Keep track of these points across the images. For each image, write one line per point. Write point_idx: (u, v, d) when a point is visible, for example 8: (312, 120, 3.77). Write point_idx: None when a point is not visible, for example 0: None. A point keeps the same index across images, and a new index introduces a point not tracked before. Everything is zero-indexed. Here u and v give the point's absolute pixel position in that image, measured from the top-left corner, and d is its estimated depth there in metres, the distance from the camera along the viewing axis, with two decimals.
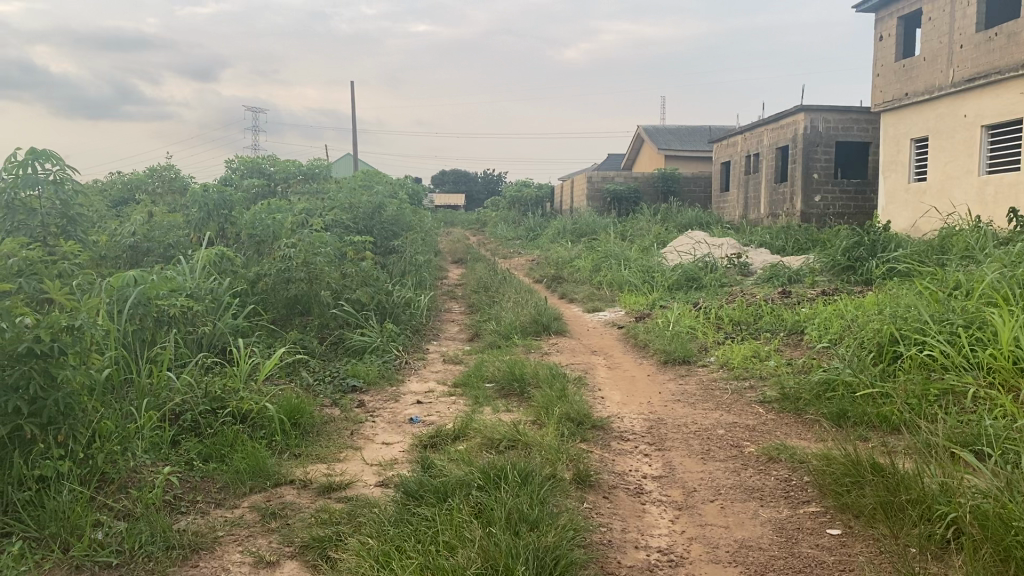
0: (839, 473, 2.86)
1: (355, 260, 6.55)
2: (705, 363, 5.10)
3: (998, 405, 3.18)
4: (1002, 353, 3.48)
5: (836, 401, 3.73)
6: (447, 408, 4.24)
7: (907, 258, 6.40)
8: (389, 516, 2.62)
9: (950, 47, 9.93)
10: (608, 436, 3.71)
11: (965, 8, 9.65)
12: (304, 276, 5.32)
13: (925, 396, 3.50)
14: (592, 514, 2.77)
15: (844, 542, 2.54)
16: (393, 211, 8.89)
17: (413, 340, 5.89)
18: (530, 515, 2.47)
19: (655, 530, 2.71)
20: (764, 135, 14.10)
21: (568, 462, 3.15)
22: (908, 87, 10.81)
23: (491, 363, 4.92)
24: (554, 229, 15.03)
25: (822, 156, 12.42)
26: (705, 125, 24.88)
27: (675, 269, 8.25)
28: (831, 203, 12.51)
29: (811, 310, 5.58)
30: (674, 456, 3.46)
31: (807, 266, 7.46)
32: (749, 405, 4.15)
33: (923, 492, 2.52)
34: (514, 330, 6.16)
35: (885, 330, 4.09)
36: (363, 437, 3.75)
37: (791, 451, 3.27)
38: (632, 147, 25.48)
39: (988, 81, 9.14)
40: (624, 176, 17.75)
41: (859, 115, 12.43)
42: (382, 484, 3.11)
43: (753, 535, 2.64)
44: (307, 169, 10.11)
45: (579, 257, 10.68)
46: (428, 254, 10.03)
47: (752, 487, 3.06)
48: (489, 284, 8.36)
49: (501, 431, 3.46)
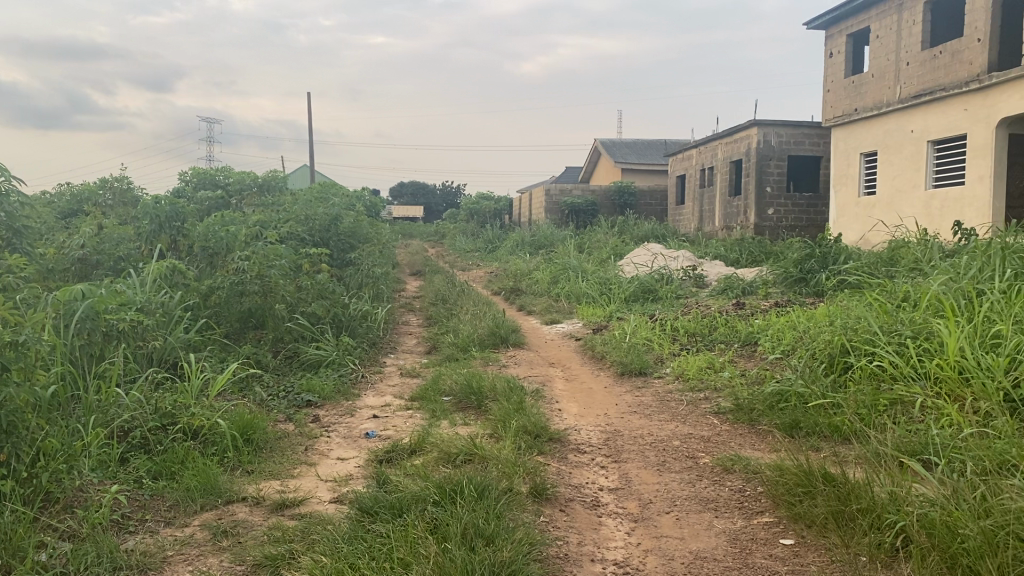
0: (791, 484, 2.90)
1: (311, 273, 6.47)
2: (662, 375, 5.13)
3: (944, 415, 3.25)
4: (949, 363, 3.54)
5: (789, 412, 3.78)
6: (404, 423, 4.19)
7: (856, 270, 6.50)
8: (343, 533, 2.59)
9: (897, 64, 10.17)
10: (565, 449, 3.71)
11: (912, 26, 9.88)
12: (258, 289, 5.22)
13: (875, 405, 3.56)
14: (549, 528, 2.76)
15: (797, 552, 2.56)
16: (351, 223, 8.78)
17: (369, 353, 5.83)
18: (486, 530, 2.46)
19: (612, 543, 2.71)
20: (717, 149, 14.32)
21: (524, 475, 3.14)
22: (857, 103, 11.05)
23: (447, 376, 4.88)
24: (513, 241, 15.00)
25: (774, 169, 12.65)
26: (660, 139, 25.16)
27: (632, 282, 8.28)
28: (783, 216, 12.71)
29: (764, 322, 5.63)
30: (631, 468, 3.47)
31: (761, 278, 7.58)
32: (704, 416, 4.20)
33: (873, 500, 2.57)
34: (471, 342, 6.13)
35: (837, 341, 4.16)
36: (318, 453, 3.71)
37: (745, 462, 3.31)
38: (589, 160, 25.69)
39: (934, 98, 9.39)
40: (582, 189, 17.79)
41: (810, 129, 12.68)
42: (337, 500, 3.08)
43: (708, 547, 2.66)
44: (262, 182, 9.96)
45: (537, 270, 10.67)
46: (385, 267, 9.94)
47: (707, 498, 3.08)
48: (447, 296, 8.30)
49: (457, 445, 3.43)
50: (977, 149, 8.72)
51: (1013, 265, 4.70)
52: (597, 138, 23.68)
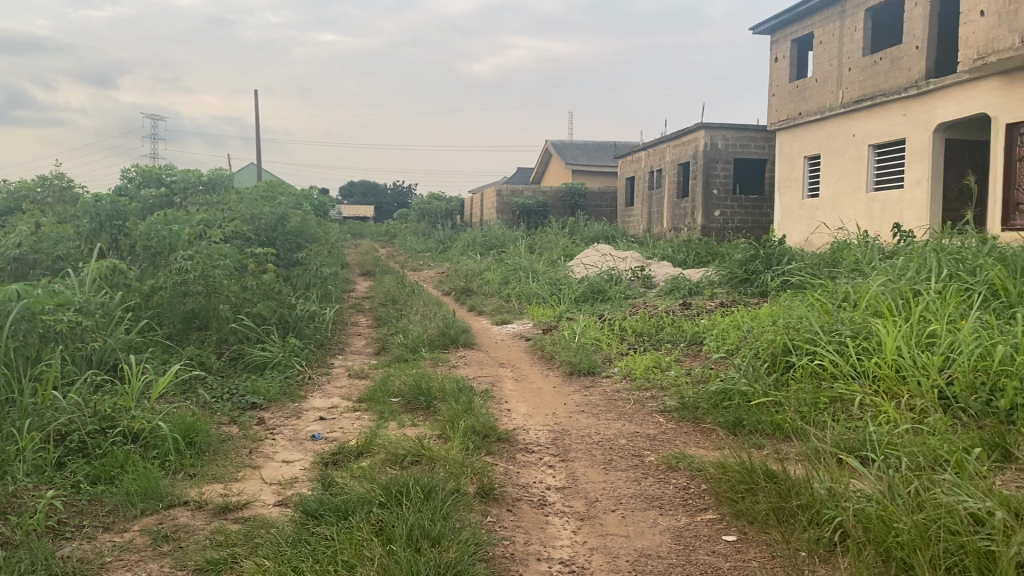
0: (733, 481, 2.95)
1: (257, 273, 6.37)
2: (610, 375, 5.17)
3: (881, 412, 3.33)
4: (887, 362, 3.63)
5: (732, 410, 3.84)
6: (351, 424, 4.15)
7: (799, 271, 6.63)
8: (286, 536, 2.55)
9: (839, 70, 10.39)
10: (512, 449, 3.72)
11: (854, 33, 10.10)
12: (202, 289, 5.13)
13: (816, 404, 3.64)
14: (496, 528, 2.76)
15: (739, 548, 2.61)
16: (298, 222, 8.67)
17: (316, 354, 5.77)
18: (431, 531, 2.45)
19: (558, 542, 2.72)
20: (666, 152, 14.49)
21: (472, 475, 3.13)
22: (800, 107, 11.27)
23: (396, 377, 4.85)
24: (464, 241, 14.98)
25: (721, 172, 12.84)
26: (610, 141, 25.37)
27: (582, 282, 8.34)
28: (730, 218, 12.91)
29: (710, 322, 5.71)
30: (578, 466, 3.49)
31: (708, 278, 7.69)
32: (650, 414, 4.24)
33: (812, 497, 2.63)
34: (421, 342, 6.10)
35: (779, 341, 4.24)
36: (263, 456, 3.66)
37: (689, 459, 3.36)
38: (540, 161, 25.81)
39: (874, 103, 9.62)
40: (533, 189, 17.81)
41: (755, 133, 12.91)
42: (281, 503, 3.04)
43: (652, 544, 2.69)
44: (208, 180, 9.78)
45: (488, 270, 10.67)
46: (334, 267, 9.85)
47: (652, 496, 3.12)
48: (397, 297, 8.26)
49: (405, 446, 3.41)
50: (916, 154, 8.96)
51: (947, 266, 4.84)
52: (548, 139, 23.77)
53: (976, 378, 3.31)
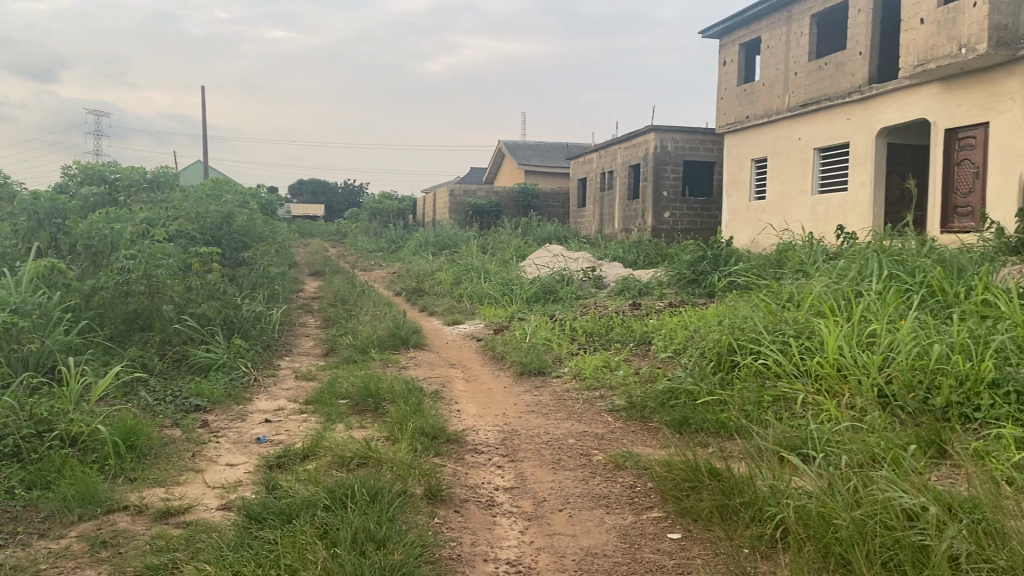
0: (678, 478, 2.99)
1: (202, 272, 6.25)
2: (560, 374, 5.19)
3: (822, 410, 3.40)
4: (828, 360, 3.70)
5: (678, 409, 3.89)
6: (298, 426, 4.11)
7: (745, 272, 6.74)
8: (228, 540, 2.51)
9: (786, 74, 10.57)
10: (461, 449, 3.71)
11: (800, 38, 10.29)
12: (145, 289, 5.02)
13: (759, 402, 3.69)
14: (443, 530, 2.75)
15: (684, 545, 2.64)
16: (245, 221, 8.54)
17: (263, 355, 5.68)
18: (377, 533, 2.43)
19: (505, 542, 2.72)
20: (617, 153, 14.61)
21: (419, 476, 3.11)
22: (748, 111, 11.45)
23: (344, 379, 4.80)
24: (416, 241, 14.90)
25: (671, 174, 12.98)
26: (562, 143, 25.49)
27: (533, 282, 8.36)
28: (679, 220, 13.07)
29: (658, 322, 5.77)
30: (526, 466, 3.50)
31: (657, 279, 7.78)
32: (599, 414, 4.27)
33: (754, 494, 2.67)
34: (370, 343, 6.06)
35: (724, 341, 4.30)
36: (206, 459, 3.59)
37: (636, 458, 3.39)
38: (493, 161, 25.84)
39: (819, 107, 9.81)
40: (486, 189, 17.75)
41: (704, 135, 13.10)
42: (225, 506, 2.99)
43: (599, 543, 2.71)
44: (152, 177, 9.58)
45: (440, 270, 10.64)
46: (282, 266, 9.72)
47: (599, 494, 3.13)
48: (347, 297, 8.19)
49: (352, 448, 3.38)
50: (860, 157, 9.17)
51: (888, 267, 4.96)
52: (501, 139, 23.79)
53: (914, 376, 3.40)
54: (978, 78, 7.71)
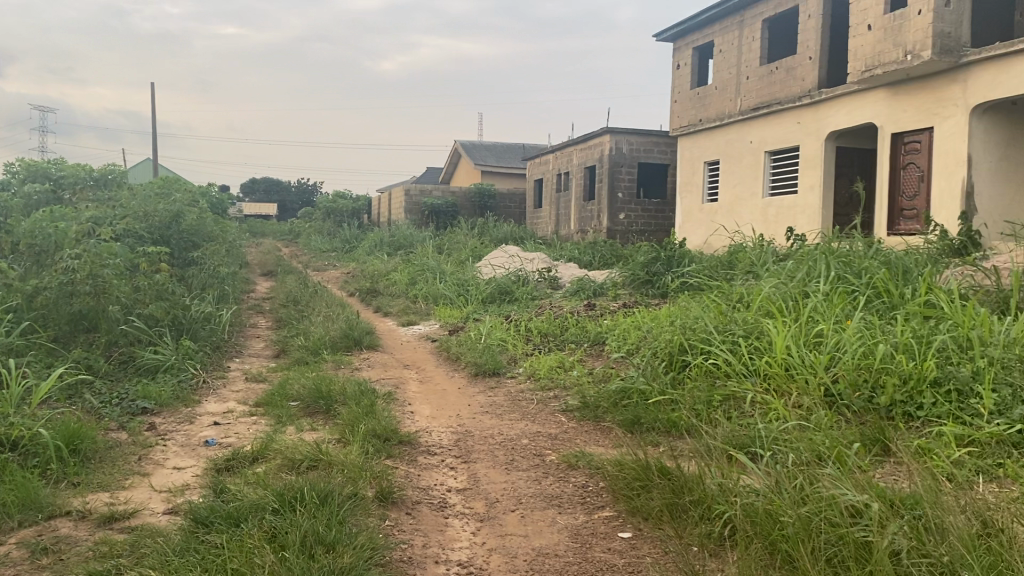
0: (629, 478, 3.01)
1: (150, 273, 6.13)
2: (514, 375, 5.20)
3: (771, 408, 3.46)
4: (776, 360, 3.76)
5: (631, 408, 3.92)
6: (248, 429, 4.05)
7: (698, 273, 6.82)
8: (174, 545, 2.46)
9: (738, 78, 10.72)
10: (414, 451, 3.69)
11: (751, 42, 10.44)
12: (90, 289, 4.91)
13: (710, 401, 3.74)
14: (394, 532, 2.73)
15: (634, 544, 2.67)
16: (194, 220, 8.40)
17: (212, 357, 5.59)
18: (326, 536, 2.41)
19: (457, 544, 2.72)
20: (573, 155, 14.68)
21: (370, 479, 3.08)
22: (701, 114, 11.59)
23: (295, 380, 4.75)
24: (371, 241, 14.80)
25: (626, 176, 13.08)
26: (519, 143, 25.56)
27: (489, 282, 8.37)
28: (634, 221, 13.17)
29: (612, 322, 5.81)
30: (479, 467, 3.50)
31: (612, 280, 7.83)
32: (553, 414, 4.28)
33: (703, 493, 2.71)
34: (323, 344, 6.00)
35: (676, 341, 4.35)
36: (153, 462, 3.53)
37: (588, 457, 3.41)
38: (449, 161, 25.80)
39: (770, 111, 9.97)
40: (442, 190, 17.67)
41: (658, 138, 13.25)
42: (171, 511, 2.93)
43: (551, 543, 2.71)
44: (98, 175, 9.37)
45: (395, 271, 10.59)
46: (233, 267, 9.58)
47: (552, 494, 3.14)
48: (299, 297, 8.11)
49: (302, 451, 3.34)
50: (809, 160, 9.34)
51: (835, 268, 5.06)
52: (457, 140, 23.76)
53: (859, 375, 3.47)
54: (923, 84, 7.91)
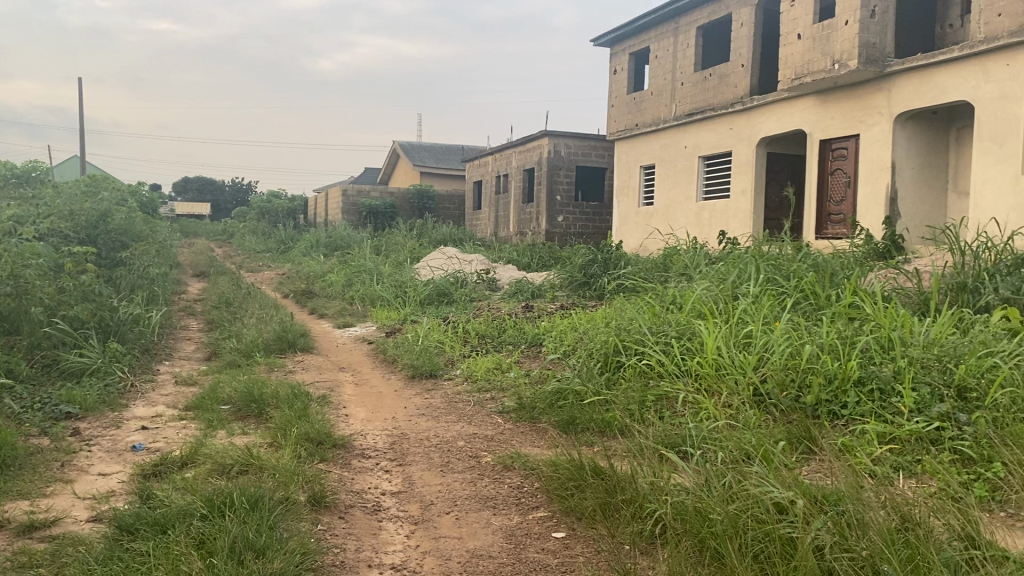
0: (563, 478, 3.05)
1: (75, 274, 5.95)
2: (451, 377, 5.20)
3: (702, 408, 3.53)
4: (708, 360, 3.84)
5: (566, 409, 3.96)
6: (177, 433, 3.96)
7: (633, 275, 6.92)
8: (97, 553, 2.40)
9: (673, 84, 10.90)
10: (348, 454, 3.66)
11: (686, 49, 10.62)
12: (10, 290, 4.74)
13: (643, 401, 3.80)
14: (326, 536, 2.71)
15: (567, 544, 2.69)
16: (122, 220, 8.19)
17: (141, 360, 5.45)
18: (257, 542, 2.37)
19: (390, 547, 2.70)
20: (512, 157, 14.73)
21: (302, 483, 3.04)
22: (637, 119, 11.75)
23: (227, 384, 4.67)
24: (307, 242, 14.61)
25: (564, 179, 13.18)
26: (458, 145, 25.55)
27: (427, 284, 8.34)
28: (572, 224, 13.27)
29: (550, 324, 5.85)
30: (414, 469, 3.49)
31: (550, 282, 7.88)
32: (489, 416, 4.29)
33: (635, 492, 2.76)
34: (256, 347, 5.90)
35: (611, 342, 4.41)
36: (76, 469, 3.42)
37: (524, 459, 3.43)
38: (387, 162, 25.65)
39: (704, 116, 10.15)
40: (380, 191, 17.54)
41: (596, 142, 13.39)
42: (96, 518, 2.85)
43: (485, 544, 2.72)
44: (21, 173, 9.07)
45: (331, 272, 10.47)
46: (164, 267, 9.37)
47: (486, 496, 3.15)
48: (232, 299, 7.96)
49: (232, 455, 3.28)
50: (741, 166, 9.55)
51: (765, 271, 5.18)
52: (396, 141, 23.63)
53: (786, 375, 3.56)
54: (849, 92, 8.15)
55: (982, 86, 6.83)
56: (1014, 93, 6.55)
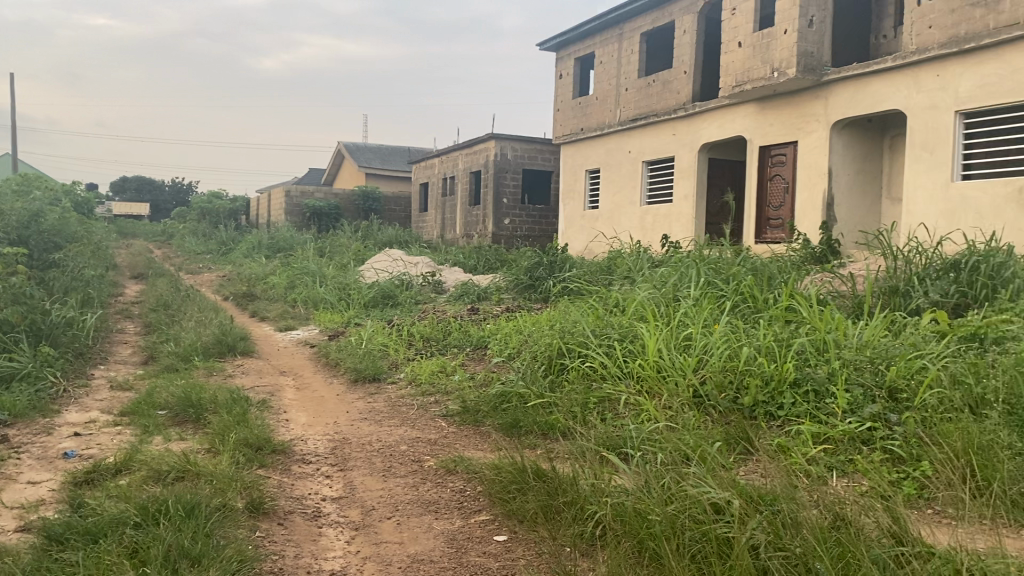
0: (505, 481, 3.06)
1: (4, 276, 5.77)
2: (395, 381, 5.17)
3: (643, 410, 3.57)
4: (649, 362, 3.89)
5: (510, 412, 3.97)
6: (111, 440, 3.87)
7: (578, 278, 6.97)
8: (25, 564, 2.33)
9: (617, 89, 11.01)
10: (288, 460, 3.61)
11: (630, 55, 10.74)
12: None
13: (586, 404, 3.84)
14: (264, 543, 2.67)
15: (509, 547, 2.70)
16: (55, 220, 7.96)
17: (75, 364, 5.30)
18: (192, 550, 2.33)
19: (330, 553, 2.68)
20: (458, 159, 14.72)
21: (240, 489, 3.00)
22: (582, 123, 11.84)
23: (164, 388, 4.57)
24: (249, 243, 14.38)
25: (511, 182, 13.22)
26: (404, 147, 25.44)
27: (371, 287, 8.28)
28: (519, 226, 13.31)
29: (495, 326, 5.86)
30: (356, 475, 3.46)
31: (495, 284, 7.89)
32: (433, 419, 4.28)
33: (577, 494, 2.78)
34: (195, 350, 5.78)
35: (554, 345, 4.43)
36: (4, 478, 3.31)
37: (467, 462, 3.43)
38: (332, 163, 25.40)
39: (648, 122, 10.28)
40: (324, 192, 17.35)
41: (542, 145, 13.46)
42: (24, 528, 2.77)
43: (426, 549, 2.71)
44: None
45: (273, 274, 10.32)
46: (99, 269, 9.13)
47: (429, 500, 3.14)
48: (170, 301, 7.79)
49: (169, 462, 3.22)
50: (684, 171, 9.69)
51: (706, 274, 5.26)
52: (340, 141, 23.42)
53: (725, 377, 3.62)
54: (788, 100, 8.34)
55: (914, 96, 7.05)
56: (944, 103, 6.78)
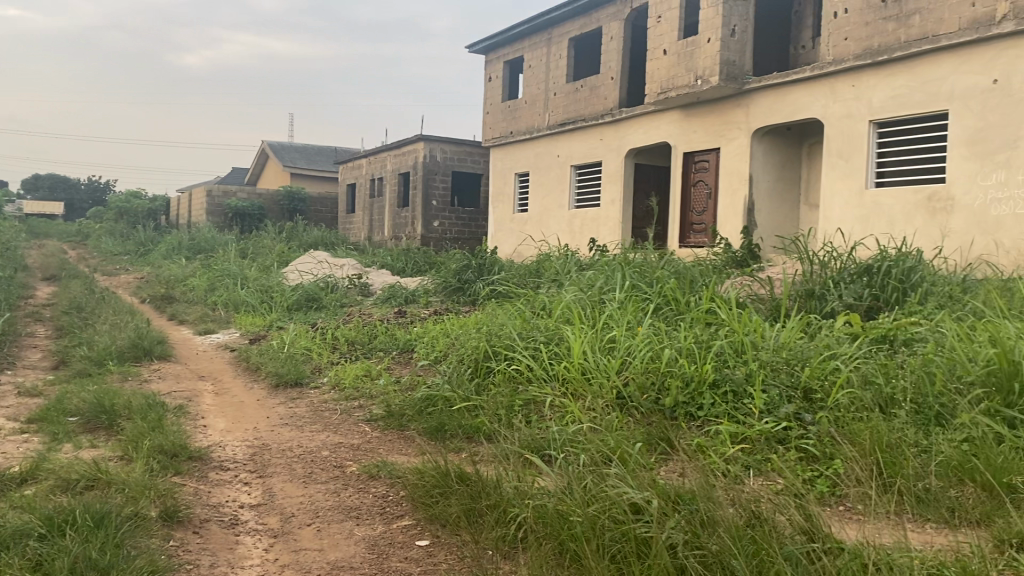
0: (428, 486, 3.04)
1: None
2: (318, 385, 5.09)
3: (567, 412, 3.60)
4: (574, 365, 3.92)
5: (435, 415, 3.96)
6: (16, 448, 3.70)
7: (505, 281, 6.98)
8: None
9: (546, 93, 11.08)
10: (205, 467, 3.52)
11: (559, 60, 10.83)
12: None
13: (511, 406, 3.85)
14: (178, 552, 2.60)
15: (431, 551, 2.68)
16: None
17: None
18: (100, 561, 2.25)
19: (247, 562, 2.62)
20: (387, 161, 14.61)
21: (154, 497, 2.91)
22: (511, 126, 11.88)
23: (74, 394, 4.40)
24: (169, 244, 13.98)
25: (440, 184, 13.18)
26: (332, 147, 25.11)
27: (295, 289, 8.14)
28: (448, 229, 13.29)
29: (421, 330, 5.83)
30: (275, 481, 3.39)
31: (422, 287, 7.84)
32: (356, 424, 4.24)
33: (499, 497, 2.79)
34: (109, 355, 5.59)
35: (481, 348, 4.43)
36: None
37: (389, 467, 3.39)
38: (256, 162, 24.91)
39: (576, 126, 10.38)
40: (247, 193, 17.00)
41: (471, 147, 13.47)
42: None
43: (346, 556, 2.68)
44: None
45: (193, 276, 10.06)
46: (8, 270, 8.74)
47: (350, 506, 3.10)
48: (83, 304, 7.51)
49: (78, 470, 3.10)
50: (611, 175, 9.82)
51: (630, 278, 5.33)
52: (265, 140, 22.98)
53: (647, 379, 3.67)
54: (711, 108, 8.53)
55: (830, 105, 7.29)
56: (859, 112, 7.02)
